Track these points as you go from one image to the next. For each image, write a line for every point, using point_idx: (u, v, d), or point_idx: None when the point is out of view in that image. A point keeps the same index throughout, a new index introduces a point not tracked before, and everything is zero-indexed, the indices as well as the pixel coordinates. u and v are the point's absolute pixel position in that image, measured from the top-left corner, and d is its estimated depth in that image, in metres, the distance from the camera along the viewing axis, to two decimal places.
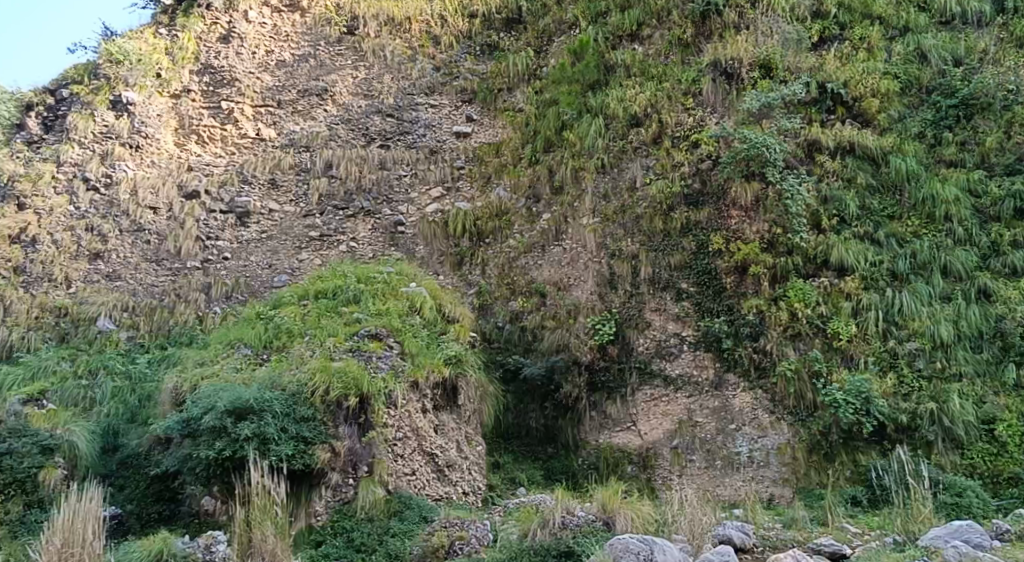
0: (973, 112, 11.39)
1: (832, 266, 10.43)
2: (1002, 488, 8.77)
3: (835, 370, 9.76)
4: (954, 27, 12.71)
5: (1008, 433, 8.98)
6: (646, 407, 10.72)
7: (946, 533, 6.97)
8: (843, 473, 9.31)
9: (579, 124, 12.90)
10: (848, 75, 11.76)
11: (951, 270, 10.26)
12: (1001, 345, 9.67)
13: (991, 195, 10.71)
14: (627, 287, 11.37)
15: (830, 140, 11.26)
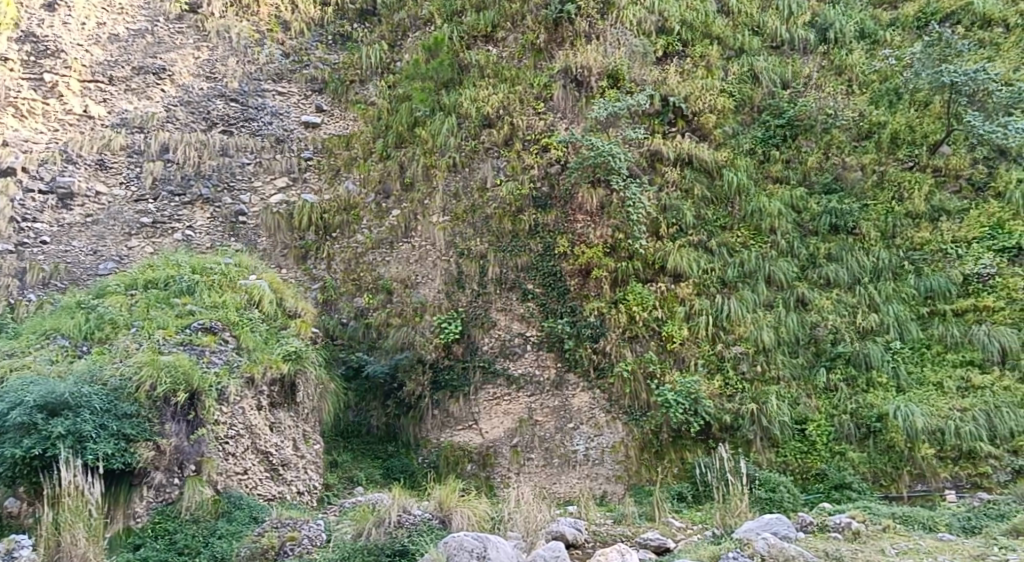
0: (798, 133, 12.18)
1: (668, 272, 10.94)
2: (810, 484, 9.41)
3: (667, 371, 10.25)
4: (784, 52, 13.38)
5: (817, 432, 9.63)
6: (487, 406, 10.82)
7: (758, 526, 7.47)
8: (671, 471, 9.83)
9: (431, 122, 12.88)
10: (688, 90, 12.35)
11: (774, 279, 10.88)
12: (815, 351, 10.30)
13: (811, 211, 11.42)
14: (474, 286, 11.46)
15: (670, 151, 11.83)
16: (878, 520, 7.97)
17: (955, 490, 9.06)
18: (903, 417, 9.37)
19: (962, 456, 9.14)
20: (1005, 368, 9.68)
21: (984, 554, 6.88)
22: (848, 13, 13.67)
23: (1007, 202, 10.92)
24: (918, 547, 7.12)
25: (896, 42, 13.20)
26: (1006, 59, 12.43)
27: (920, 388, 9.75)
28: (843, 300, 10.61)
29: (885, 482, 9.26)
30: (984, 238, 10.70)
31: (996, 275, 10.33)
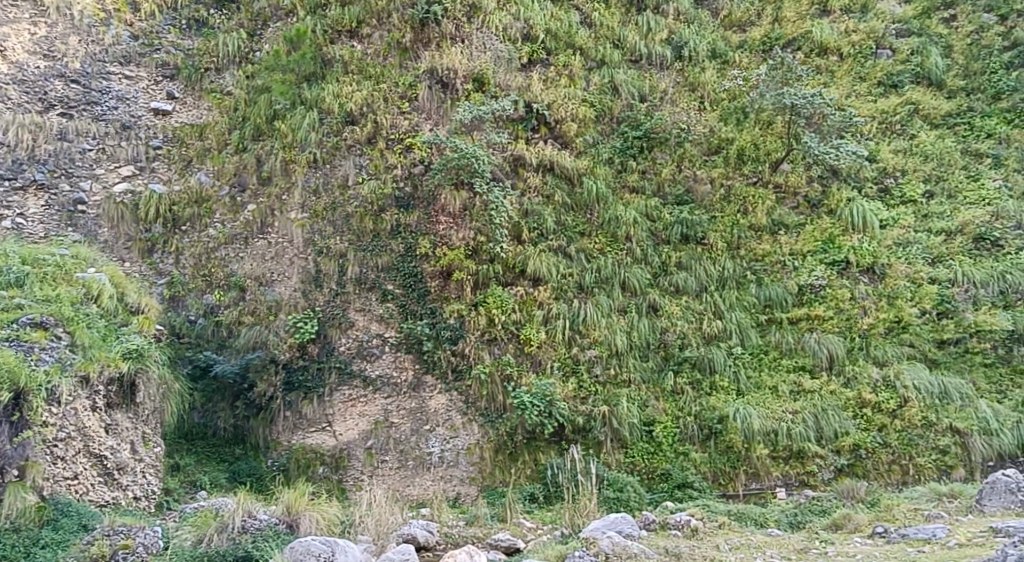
0: (653, 145, 12.63)
1: (528, 276, 11.10)
2: (655, 483, 9.76)
3: (524, 374, 10.38)
4: (642, 66, 13.80)
5: (663, 434, 10.01)
6: (342, 407, 10.62)
7: (604, 525, 7.71)
8: (524, 472, 9.96)
9: (291, 115, 12.52)
10: (551, 98, 12.63)
11: (628, 285, 11.23)
12: (663, 355, 10.70)
13: (664, 220, 11.85)
14: (331, 286, 11.26)
15: (533, 157, 12.02)
16: (715, 517, 8.37)
17: (785, 488, 9.60)
18: (741, 419, 9.87)
19: (792, 456, 9.69)
20: (831, 373, 10.31)
21: (806, 547, 7.29)
22: (701, 33, 14.26)
23: (838, 219, 11.70)
24: (749, 542, 7.50)
25: (745, 63, 13.87)
26: (839, 86, 13.37)
27: (757, 391, 10.27)
28: (691, 307, 11.06)
29: (724, 481, 9.70)
30: (817, 251, 11.42)
31: (826, 286, 11.04)
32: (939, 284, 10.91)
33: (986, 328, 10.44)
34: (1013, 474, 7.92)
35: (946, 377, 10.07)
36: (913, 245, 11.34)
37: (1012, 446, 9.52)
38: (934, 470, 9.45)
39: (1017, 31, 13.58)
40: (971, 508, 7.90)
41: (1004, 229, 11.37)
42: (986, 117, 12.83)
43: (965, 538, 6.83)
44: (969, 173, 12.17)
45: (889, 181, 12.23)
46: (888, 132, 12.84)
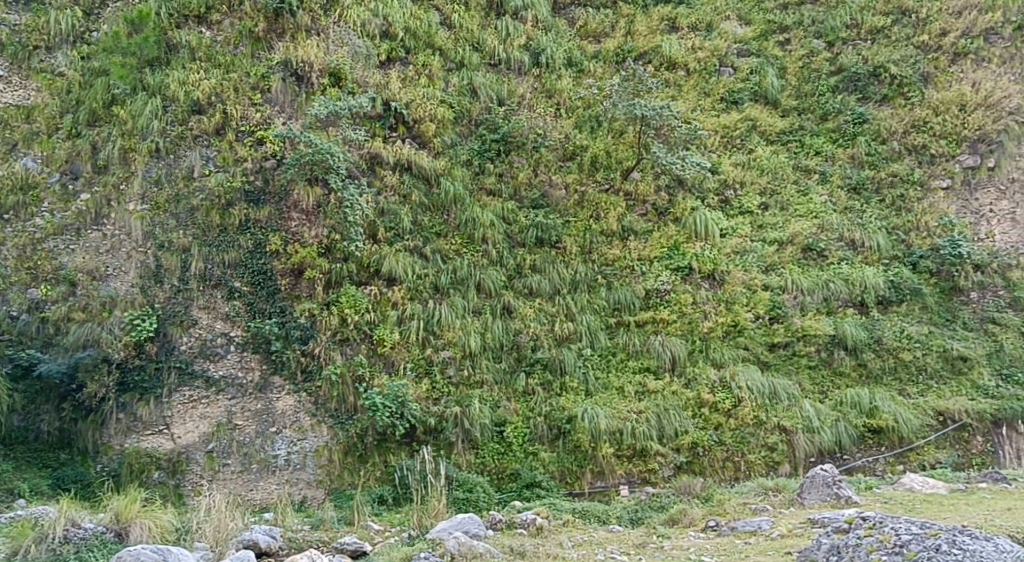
0: (511, 149, 12.76)
1: (383, 276, 10.99)
2: (504, 483, 9.88)
3: (376, 375, 10.25)
4: (500, 70, 13.93)
5: (514, 434, 10.13)
6: (182, 409, 10.21)
7: (450, 526, 7.74)
8: (373, 474, 9.85)
9: (131, 101, 11.85)
10: (410, 98, 12.56)
11: (483, 287, 11.30)
12: (516, 356, 10.82)
13: (519, 223, 11.99)
14: (173, 282, 10.74)
15: (390, 155, 11.94)
16: (560, 515, 8.56)
17: (628, 485, 9.91)
18: (589, 419, 10.11)
19: (635, 454, 10.02)
20: (674, 374, 10.74)
21: (644, 542, 7.56)
22: (558, 41, 14.55)
23: (683, 227, 12.20)
24: (591, 539, 7.70)
25: (599, 73, 14.27)
26: (686, 100, 14.04)
27: (604, 392, 10.56)
28: (544, 309, 11.24)
29: (571, 480, 9.93)
30: (663, 257, 11.87)
31: (671, 290, 11.50)
32: (771, 291, 11.59)
33: (811, 333, 11.16)
34: (830, 468, 8.51)
35: (776, 378, 10.69)
36: (749, 254, 11.99)
37: (831, 443, 10.19)
38: (763, 466, 10.02)
39: (842, 57, 14.43)
40: (794, 501, 8.44)
41: (829, 241, 12.26)
42: (816, 136, 13.73)
43: (787, 530, 7.26)
44: (799, 188, 13.02)
45: (729, 193, 12.88)
46: (729, 146, 13.54)
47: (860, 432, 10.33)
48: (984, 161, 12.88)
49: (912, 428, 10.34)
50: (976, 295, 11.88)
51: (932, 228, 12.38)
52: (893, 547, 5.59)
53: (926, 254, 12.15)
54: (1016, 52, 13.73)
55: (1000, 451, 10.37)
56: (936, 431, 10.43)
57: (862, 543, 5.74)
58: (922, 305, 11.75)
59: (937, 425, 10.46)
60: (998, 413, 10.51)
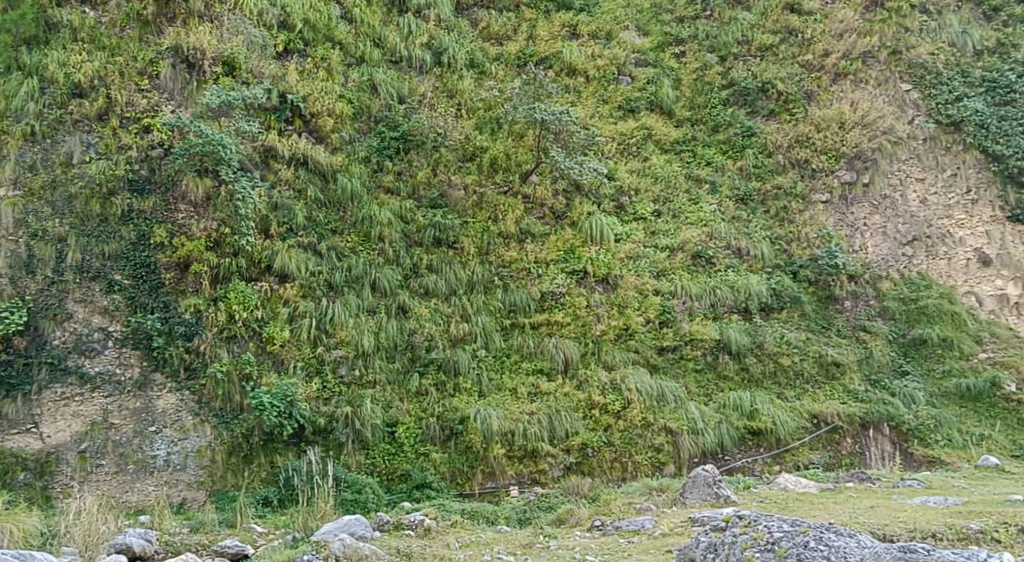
0: (410, 147, 12.68)
1: (274, 272, 10.73)
2: (394, 484, 9.80)
3: (265, 374, 9.99)
4: (401, 68, 13.81)
5: (405, 435, 10.05)
6: (52, 407, 9.71)
7: (336, 528, 7.65)
8: (258, 475, 9.60)
9: (5, 81, 11.18)
10: (307, 91, 12.33)
11: (378, 286, 11.16)
12: (410, 356, 10.74)
13: (417, 222, 11.91)
14: (47, 273, 10.21)
15: (285, 149, 11.73)
16: (449, 516, 8.55)
17: (518, 486, 9.95)
18: (481, 420, 10.11)
19: (526, 455, 10.07)
20: (566, 376, 10.87)
21: (531, 542, 7.62)
22: (460, 42, 14.52)
23: (579, 231, 12.38)
24: (479, 539, 7.73)
25: (500, 75, 14.32)
26: (584, 106, 14.27)
27: (498, 393, 10.60)
28: (440, 309, 11.20)
29: (461, 481, 9.91)
30: (559, 260, 12.02)
31: (566, 293, 11.65)
32: (662, 295, 11.90)
33: (698, 337, 11.53)
34: (712, 469, 8.78)
35: (664, 381, 10.97)
36: (642, 259, 12.27)
37: (713, 444, 10.51)
38: (649, 467, 10.23)
39: (733, 72, 14.92)
40: (676, 501, 8.68)
41: (717, 249, 12.68)
42: (707, 146, 14.17)
43: (669, 528, 7.46)
44: (691, 197, 13.40)
45: (624, 199, 13.12)
46: (625, 154, 13.82)
47: (740, 434, 10.70)
48: (860, 177, 13.65)
49: (788, 430, 10.77)
50: (850, 303, 12.60)
51: (811, 239, 13.04)
52: (765, 544, 5.80)
53: (805, 264, 12.78)
54: (890, 75, 14.55)
55: (868, 452, 10.91)
56: (810, 433, 10.90)
57: (737, 541, 5.95)
58: (801, 313, 12.32)
59: (811, 427, 10.94)
60: (866, 416, 11.09)
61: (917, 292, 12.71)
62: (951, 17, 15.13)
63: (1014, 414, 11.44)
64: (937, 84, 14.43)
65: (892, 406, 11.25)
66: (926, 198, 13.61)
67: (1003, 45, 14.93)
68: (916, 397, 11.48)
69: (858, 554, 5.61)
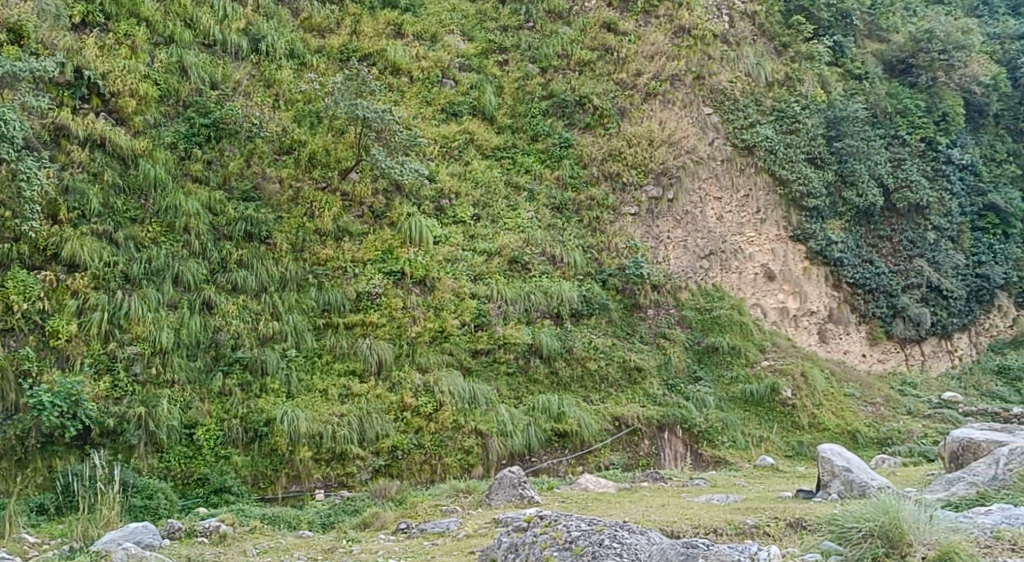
0: (222, 136, 12.09)
1: (62, 261, 9.99)
2: (190, 489, 9.31)
3: (46, 371, 9.24)
4: (215, 51, 13.17)
5: (205, 437, 9.57)
6: None
7: (120, 536, 7.15)
8: (33, 480, 8.82)
9: None
10: (107, 68, 11.67)
11: (181, 280, 10.57)
12: (214, 355, 10.23)
13: (227, 215, 11.38)
14: None
15: (79, 128, 10.96)
16: (247, 522, 8.24)
17: (324, 489, 9.72)
18: (287, 422, 9.78)
19: (334, 458, 9.85)
20: (379, 378, 10.74)
21: (333, 547, 7.45)
22: (279, 30, 14.02)
23: (398, 231, 12.28)
24: (278, 545, 7.47)
25: (321, 68, 13.96)
26: (407, 106, 14.19)
27: (307, 394, 10.30)
28: (248, 307, 10.76)
29: (264, 485, 9.56)
30: (376, 260, 11.87)
31: (382, 294, 11.52)
32: (477, 299, 12.01)
33: (511, 341, 11.74)
34: (518, 470, 8.95)
35: (476, 384, 11.08)
36: (459, 262, 12.34)
37: (521, 446, 10.73)
38: (458, 469, 10.29)
39: (553, 84, 15.35)
40: (482, 502, 8.78)
41: (532, 255, 12.98)
42: (526, 155, 14.48)
43: (472, 530, 7.53)
44: (509, 203, 13.64)
45: (444, 202, 13.16)
46: (446, 157, 13.85)
47: (547, 436, 10.98)
48: (665, 193, 14.48)
49: (592, 432, 11.18)
50: (652, 311, 13.35)
51: (620, 249, 13.67)
52: (563, 543, 5.98)
53: (614, 273, 13.37)
54: (695, 98, 15.49)
55: (662, 452, 11.53)
56: (612, 434, 11.36)
57: (537, 540, 6.12)
58: (608, 320, 12.91)
59: (613, 429, 11.40)
60: (662, 419, 11.73)
61: (711, 303, 13.78)
62: (749, 48, 16.26)
63: (789, 417, 12.47)
64: (734, 110, 15.55)
65: (685, 410, 11.98)
66: (722, 216, 14.88)
67: (790, 79, 16.32)
68: (707, 401, 12.28)
69: (648, 550, 5.85)
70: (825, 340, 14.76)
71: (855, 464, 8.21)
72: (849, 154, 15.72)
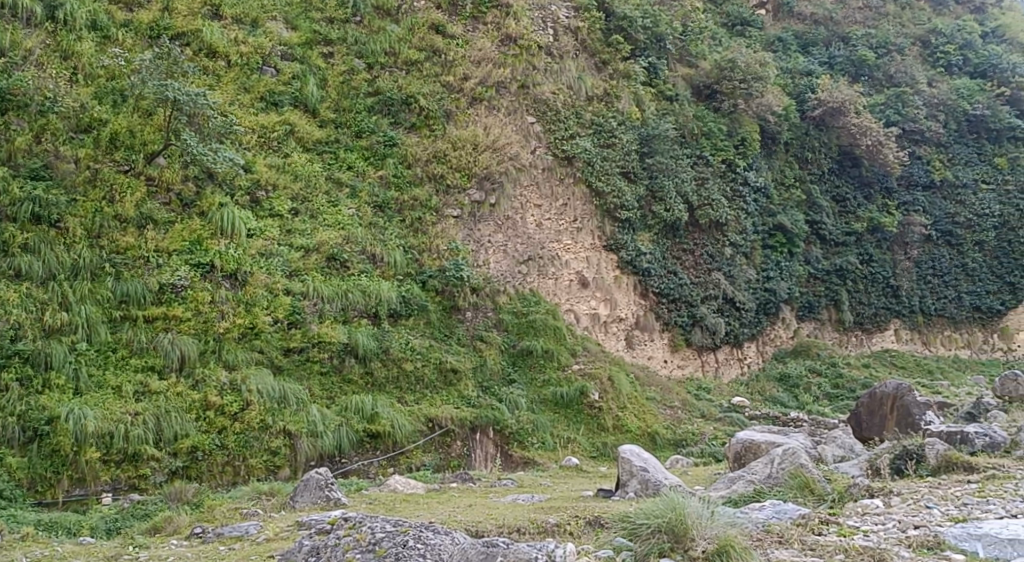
0: (8, 108, 11.24)
1: None
2: None
3: None
4: (3, 15, 12.26)
5: None
6: None
7: None
8: None
9: None
10: None
11: None
12: None
13: (11, 194, 10.51)
14: None
15: None
16: (19, 530, 7.58)
17: (112, 493, 9.07)
18: (74, 421, 9.08)
19: (125, 459, 9.22)
20: (180, 375, 10.17)
21: (117, 554, 6.98)
22: None
23: (208, 222, 11.72)
24: (52, 554, 6.93)
25: (127, 44, 13.14)
26: (223, 92, 13.61)
27: (98, 391, 9.61)
28: (32, 296, 9.94)
29: (42, 488, 8.83)
30: (183, 251, 11.25)
31: (188, 287, 10.92)
32: (292, 296, 11.66)
33: (326, 340, 11.49)
34: (325, 471, 8.73)
35: (286, 383, 10.73)
36: (274, 257, 11.92)
37: (331, 447, 10.48)
38: (263, 471, 9.90)
39: (379, 81, 15.17)
40: (285, 504, 8.49)
41: (352, 253, 12.76)
42: (349, 150, 14.23)
43: (272, 533, 7.27)
44: (330, 199, 13.34)
45: (260, 193, 12.67)
46: (264, 147, 13.38)
47: (359, 437, 10.80)
48: (487, 198, 14.69)
49: (405, 433, 11.11)
50: (470, 313, 13.48)
51: (441, 251, 13.72)
52: (367, 545, 5.91)
53: (433, 274, 13.41)
54: (519, 106, 15.82)
55: (473, 454, 11.63)
56: (424, 436, 11.33)
57: (339, 543, 6.01)
58: (426, 321, 12.91)
59: (426, 430, 11.38)
60: (475, 420, 11.85)
61: (528, 307, 14.10)
62: (571, 63, 16.80)
63: (594, 420, 12.95)
64: (556, 121, 15.98)
65: (498, 411, 12.17)
66: (541, 223, 15.26)
67: (608, 95, 16.99)
68: (519, 403, 12.54)
69: (452, 550, 5.85)
70: (631, 346, 15.51)
71: (652, 465, 8.64)
72: (658, 170, 16.69)
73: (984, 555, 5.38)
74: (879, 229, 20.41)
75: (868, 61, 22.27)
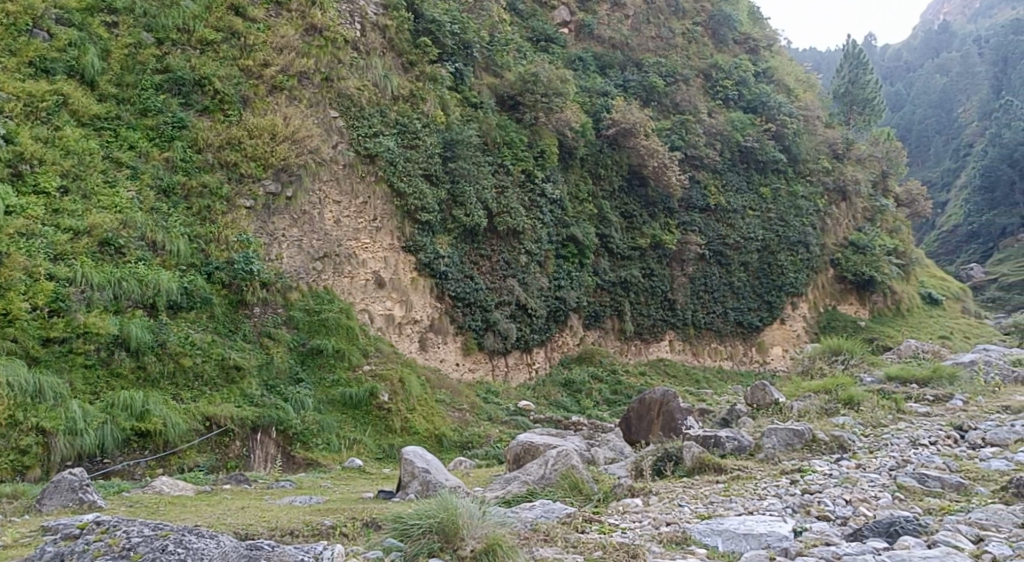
0: None
1: None
2: None
3: None
4: None
5: None
6: None
7: None
8: None
9: None
10: None
11: None
12: None
13: None
14: None
15: None
16: None
17: None
18: None
19: None
20: None
21: None
22: None
23: None
24: None
25: None
26: None
27: None
28: None
29: None
30: None
31: None
32: (56, 282, 10.76)
33: (93, 331, 10.68)
34: (80, 471, 8.05)
35: (43, 376, 9.86)
36: (36, 238, 11.04)
37: (92, 446, 9.72)
38: (8, 472, 9.04)
39: (170, 58, 14.28)
40: (30, 508, 7.73)
41: (128, 238, 11.92)
42: (131, 129, 13.31)
43: (12, 539, 6.61)
44: (106, 179, 12.42)
45: (23, 167, 11.72)
46: (31, 117, 12.38)
47: (125, 436, 10.08)
48: (284, 190, 14.20)
49: (178, 432, 10.46)
50: (258, 309, 13.01)
51: (230, 242, 13.09)
52: (119, 551, 5.51)
53: (221, 266, 12.79)
54: (322, 99, 15.43)
55: (252, 454, 11.11)
56: (200, 435, 10.74)
57: (88, 549, 5.57)
58: (209, 315, 12.31)
59: (202, 430, 10.80)
60: (257, 420, 11.36)
61: (320, 306, 13.79)
62: (377, 60, 16.62)
63: (383, 421, 12.74)
64: (359, 118, 15.75)
65: (282, 411, 11.75)
66: (339, 220, 14.95)
67: (414, 96, 16.94)
68: (304, 403, 12.18)
69: (215, 553, 5.55)
70: (423, 348, 15.60)
71: (434, 466, 8.67)
72: (460, 175, 16.83)
73: (722, 549, 5.81)
74: (660, 246, 21.65)
75: (657, 88, 23.68)
